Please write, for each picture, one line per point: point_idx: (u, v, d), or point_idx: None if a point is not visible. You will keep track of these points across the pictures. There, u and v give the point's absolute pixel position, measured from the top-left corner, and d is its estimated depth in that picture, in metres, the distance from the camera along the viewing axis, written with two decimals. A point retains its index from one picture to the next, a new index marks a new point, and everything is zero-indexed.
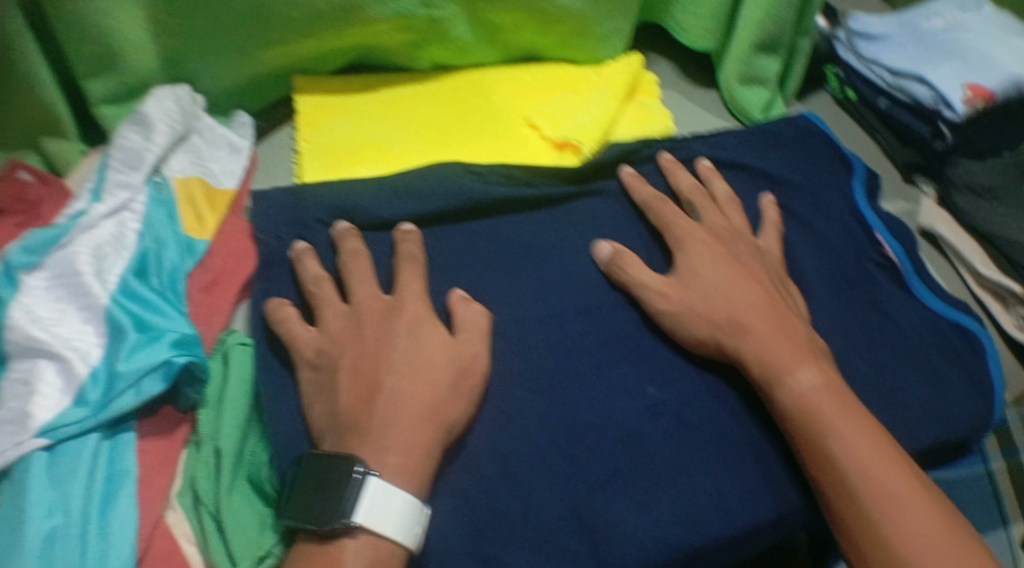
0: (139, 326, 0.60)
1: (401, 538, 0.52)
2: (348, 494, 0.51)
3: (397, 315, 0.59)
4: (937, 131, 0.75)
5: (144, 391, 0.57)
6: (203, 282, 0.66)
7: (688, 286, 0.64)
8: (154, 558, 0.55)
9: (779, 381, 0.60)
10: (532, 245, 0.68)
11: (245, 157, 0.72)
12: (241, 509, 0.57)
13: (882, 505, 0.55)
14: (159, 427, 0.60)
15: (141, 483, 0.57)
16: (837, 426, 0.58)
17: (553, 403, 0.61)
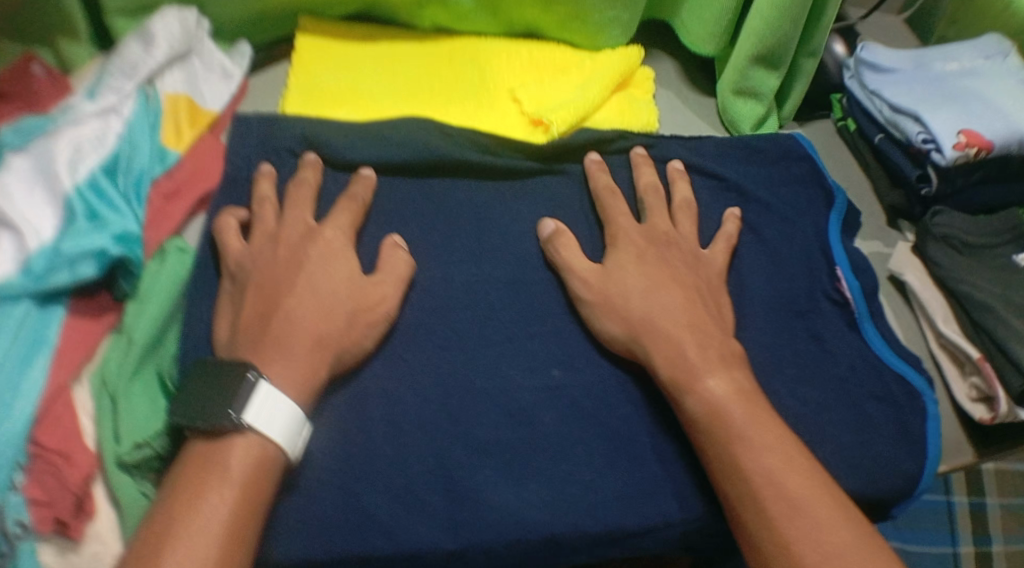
0: (90, 215, 0.63)
1: (283, 444, 0.55)
2: (238, 391, 0.55)
3: (313, 240, 0.62)
4: (924, 174, 0.73)
5: (77, 274, 0.60)
6: (168, 190, 0.68)
7: (611, 278, 0.63)
8: (49, 423, 0.58)
9: (691, 388, 0.59)
10: (480, 211, 0.67)
11: (235, 84, 0.76)
12: (137, 397, 0.60)
13: (795, 526, 0.54)
14: (86, 310, 0.63)
15: (55, 354, 0.60)
16: (746, 442, 0.57)
17: (454, 363, 0.61)
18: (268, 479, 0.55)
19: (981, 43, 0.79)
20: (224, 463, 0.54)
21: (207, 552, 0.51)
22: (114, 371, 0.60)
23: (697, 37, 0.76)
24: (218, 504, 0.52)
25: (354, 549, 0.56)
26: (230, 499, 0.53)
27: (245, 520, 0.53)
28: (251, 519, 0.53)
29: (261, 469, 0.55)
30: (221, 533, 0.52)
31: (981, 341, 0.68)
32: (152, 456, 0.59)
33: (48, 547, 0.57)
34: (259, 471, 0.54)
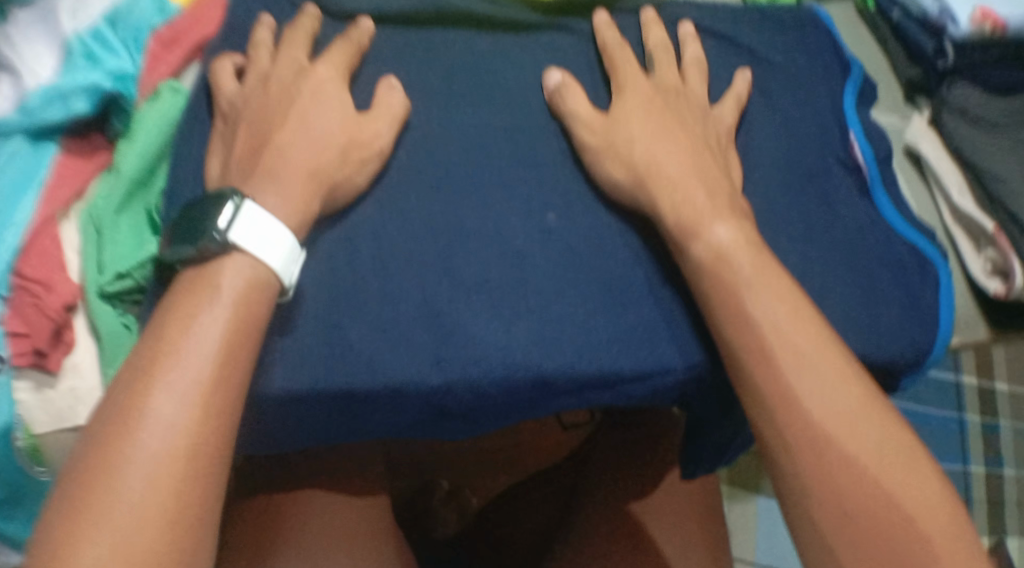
0: (88, 55, 0.63)
1: (278, 266, 0.54)
2: (222, 212, 0.54)
3: (305, 78, 0.59)
4: (940, 47, 0.69)
5: (70, 108, 0.61)
6: (166, 37, 0.66)
7: (616, 125, 0.60)
8: (31, 254, 0.58)
9: (697, 234, 0.57)
10: (482, 61, 0.65)
11: None
12: (123, 231, 0.59)
13: (805, 380, 0.55)
14: (78, 146, 0.63)
15: (43, 190, 0.60)
16: (750, 290, 0.56)
17: (447, 203, 0.59)
18: (263, 298, 0.54)
19: None
20: (217, 283, 0.53)
21: (207, 371, 0.52)
22: (101, 205, 0.59)
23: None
24: (215, 324, 0.52)
25: (340, 381, 0.54)
26: (225, 317, 0.53)
27: (246, 336, 0.53)
28: (251, 335, 0.53)
29: (253, 290, 0.54)
30: (217, 354, 0.52)
31: (995, 213, 0.65)
32: (135, 288, 0.58)
33: (24, 382, 0.57)
34: (256, 291, 0.54)
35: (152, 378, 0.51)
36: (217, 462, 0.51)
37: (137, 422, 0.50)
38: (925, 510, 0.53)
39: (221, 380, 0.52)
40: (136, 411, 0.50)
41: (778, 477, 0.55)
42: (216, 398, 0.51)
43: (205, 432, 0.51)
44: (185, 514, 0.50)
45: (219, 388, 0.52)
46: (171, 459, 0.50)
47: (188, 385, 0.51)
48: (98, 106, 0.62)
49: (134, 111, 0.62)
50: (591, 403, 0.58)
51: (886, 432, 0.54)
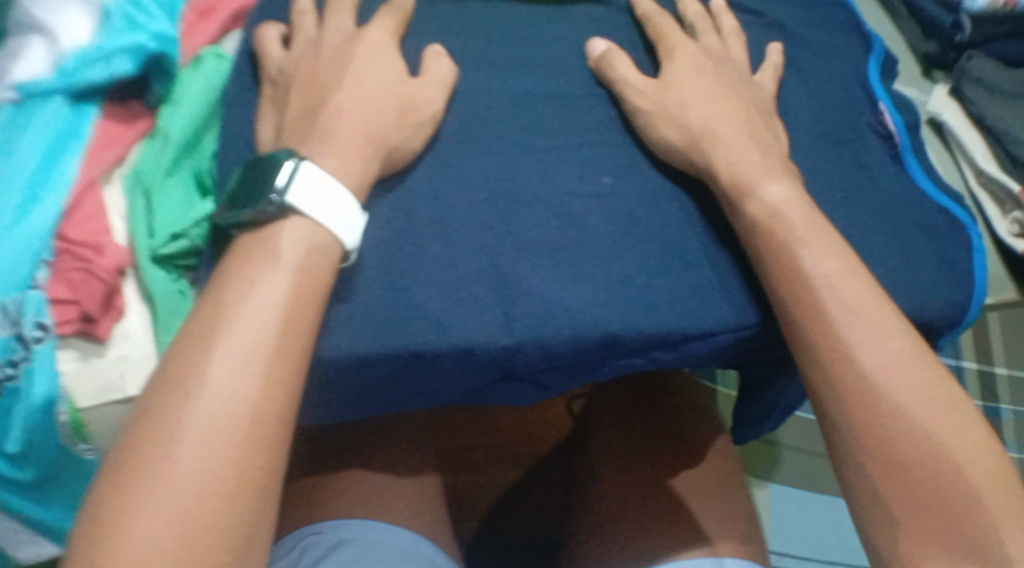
0: (126, 18, 0.64)
1: (332, 230, 0.52)
2: (280, 174, 0.52)
3: (358, 44, 0.59)
4: (955, 23, 0.78)
5: (113, 68, 0.62)
6: (201, 7, 0.67)
7: (668, 89, 0.61)
8: (79, 218, 0.60)
9: (751, 190, 0.57)
10: (525, 32, 0.65)
11: None
12: (172, 194, 0.61)
13: (856, 326, 0.54)
14: (120, 115, 0.64)
15: (86, 151, 0.61)
16: (806, 240, 0.56)
17: (501, 166, 0.59)
18: (324, 265, 0.52)
19: None
20: (275, 248, 0.51)
21: (263, 340, 0.49)
22: (149, 169, 0.61)
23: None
24: (271, 290, 0.50)
25: (409, 343, 0.54)
26: (284, 284, 0.50)
27: (304, 305, 0.50)
28: (309, 305, 0.51)
29: (313, 254, 0.52)
30: (278, 323, 0.49)
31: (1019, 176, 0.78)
32: (189, 249, 0.59)
33: (69, 352, 0.59)
34: (313, 259, 0.52)
35: (206, 345, 0.48)
36: (280, 435, 0.48)
37: (185, 393, 0.47)
38: (986, 475, 0.52)
39: (275, 352, 0.49)
40: (188, 380, 0.47)
41: (837, 438, 0.55)
42: (272, 370, 0.48)
43: (259, 406, 0.48)
44: (224, 497, 0.46)
45: (276, 360, 0.49)
46: (223, 432, 0.47)
47: (243, 354, 0.48)
48: (141, 66, 0.62)
49: (177, 76, 0.64)
50: (656, 363, 0.59)
51: (945, 397, 0.53)
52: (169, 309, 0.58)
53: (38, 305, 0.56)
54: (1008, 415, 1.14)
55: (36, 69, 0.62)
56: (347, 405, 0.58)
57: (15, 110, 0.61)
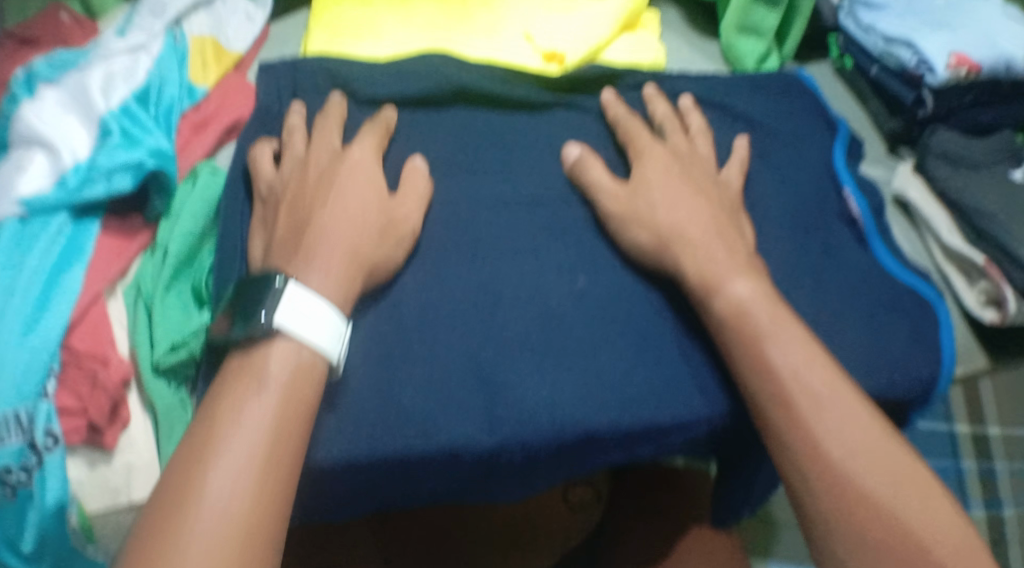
0: (124, 135, 0.67)
1: (317, 345, 0.55)
2: (270, 295, 0.55)
3: (345, 164, 0.63)
4: (920, 97, 0.76)
5: (113, 186, 0.65)
6: (195, 122, 0.72)
7: (638, 192, 0.65)
8: (83, 330, 0.64)
9: (719, 288, 0.60)
10: (502, 140, 0.70)
11: (258, 27, 0.77)
12: (173, 308, 0.65)
13: (822, 419, 0.55)
14: (120, 231, 0.68)
15: (88, 267, 0.65)
16: (774, 337, 0.58)
17: (481, 272, 0.64)
18: (312, 381, 0.55)
19: None
20: (265, 368, 0.54)
21: (259, 458, 0.51)
22: (150, 286, 0.66)
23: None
24: (260, 413, 0.53)
25: (397, 448, 0.57)
26: (270, 408, 0.53)
27: (291, 423, 0.53)
28: (298, 421, 0.54)
29: (300, 373, 0.55)
30: (267, 442, 0.52)
31: (985, 246, 0.71)
32: (188, 359, 0.63)
33: (77, 460, 0.62)
34: (301, 373, 0.55)
35: (202, 459, 0.51)
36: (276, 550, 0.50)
37: (181, 506, 0.50)
38: (953, 556, 0.52)
39: (266, 467, 0.51)
40: (184, 495, 0.50)
41: (808, 521, 0.55)
42: (264, 482, 0.51)
43: (250, 520, 0.50)
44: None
45: (269, 475, 0.51)
46: (230, 549, 0.49)
47: (237, 469, 0.51)
48: (140, 183, 0.66)
49: (176, 193, 0.68)
50: (636, 454, 0.63)
51: (919, 484, 0.54)
52: (172, 419, 0.63)
53: (49, 416, 0.60)
54: (1003, 475, 1.15)
55: (39, 183, 0.66)
56: (341, 504, 0.61)
57: (21, 225, 0.65)
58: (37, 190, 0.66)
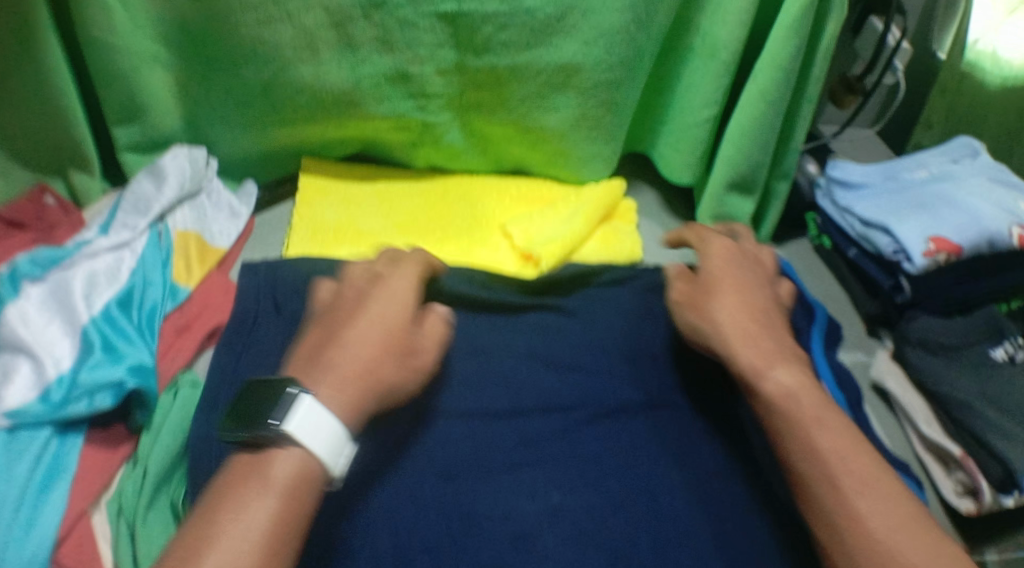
0: (105, 348, 0.67)
1: (323, 458, 0.53)
2: (279, 401, 0.53)
3: (380, 285, 0.62)
4: (897, 283, 0.77)
5: (94, 404, 0.65)
6: (178, 324, 0.72)
7: (705, 290, 0.65)
8: (71, 546, 0.62)
9: (761, 375, 0.60)
10: (479, 346, 0.70)
11: (242, 222, 0.80)
12: (154, 526, 0.64)
13: (869, 504, 0.53)
14: (104, 440, 0.67)
15: (74, 483, 0.64)
16: (821, 435, 0.56)
17: (456, 493, 0.62)
18: (311, 491, 0.52)
19: (949, 148, 0.85)
20: (260, 475, 0.51)
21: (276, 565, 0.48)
22: (131, 504, 0.64)
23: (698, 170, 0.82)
24: (256, 516, 0.49)
25: None
26: (270, 512, 0.50)
27: (282, 535, 0.50)
28: (289, 536, 0.50)
29: (302, 484, 0.52)
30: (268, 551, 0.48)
31: (961, 437, 0.71)
32: None
33: None
34: (296, 483, 0.51)
35: (185, 559, 0.47)
36: None
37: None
38: None
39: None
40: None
41: None
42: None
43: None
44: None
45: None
46: None
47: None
48: (120, 400, 0.65)
49: (156, 405, 0.68)
50: None
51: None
52: None
53: None
54: None
55: (21, 394, 0.65)
56: None
57: (5, 439, 0.64)
58: (20, 403, 0.65)
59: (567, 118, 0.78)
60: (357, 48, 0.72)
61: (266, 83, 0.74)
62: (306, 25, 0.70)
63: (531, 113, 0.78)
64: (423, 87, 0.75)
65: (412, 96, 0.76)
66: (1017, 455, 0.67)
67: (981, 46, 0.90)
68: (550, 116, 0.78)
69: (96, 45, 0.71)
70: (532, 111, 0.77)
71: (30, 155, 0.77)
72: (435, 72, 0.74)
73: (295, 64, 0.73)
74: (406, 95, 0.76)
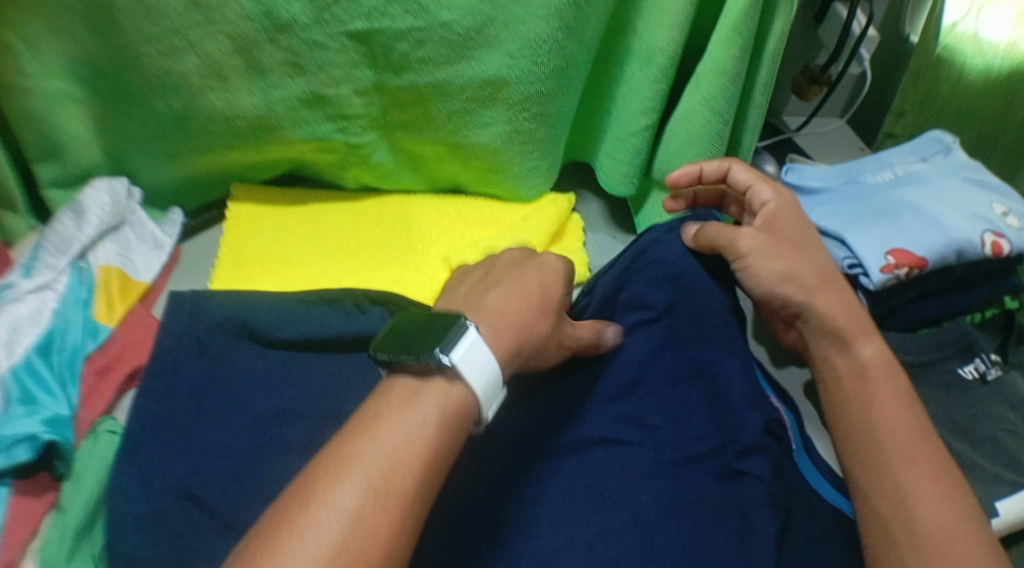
0: (23, 399, 0.66)
1: (479, 398, 0.54)
2: (449, 335, 0.53)
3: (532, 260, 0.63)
4: (854, 299, 0.72)
5: (12, 458, 0.62)
6: (99, 366, 0.71)
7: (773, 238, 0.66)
8: None
9: (847, 347, 0.64)
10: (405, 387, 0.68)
11: (166, 254, 0.78)
12: None
13: (912, 474, 0.59)
14: (31, 488, 0.65)
15: (1, 537, 0.62)
16: (882, 399, 0.62)
17: None
18: (461, 427, 0.53)
19: (919, 145, 0.79)
20: (412, 408, 0.51)
21: (400, 497, 0.48)
22: (52, 559, 0.62)
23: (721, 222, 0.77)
24: (393, 442, 0.50)
25: None
26: (420, 441, 0.50)
27: (436, 465, 0.50)
28: (443, 466, 0.51)
29: (452, 420, 0.52)
30: (407, 477, 0.49)
31: None
32: None
33: None
34: (453, 418, 0.52)
35: (335, 474, 0.48)
36: None
37: (312, 508, 0.47)
38: None
39: (406, 499, 0.48)
40: (310, 501, 0.47)
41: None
42: (398, 519, 0.48)
43: (376, 530, 0.47)
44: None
45: (401, 511, 0.48)
46: None
47: (373, 486, 0.48)
48: (38, 452, 0.63)
49: (75, 453, 0.67)
50: None
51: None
52: None
53: None
54: None
55: None
56: None
57: None
58: None
59: (498, 135, 0.74)
60: (267, 73, 0.70)
61: (179, 113, 0.72)
62: (211, 53, 0.68)
63: (459, 131, 0.74)
64: (342, 108, 0.73)
65: (331, 118, 0.74)
66: (981, 489, 0.66)
67: (961, 29, 0.86)
68: (481, 132, 0.74)
69: (1, 84, 0.68)
70: (460, 128, 0.74)
71: None
72: (352, 93, 0.72)
73: (205, 92, 0.71)
74: (323, 117, 0.74)
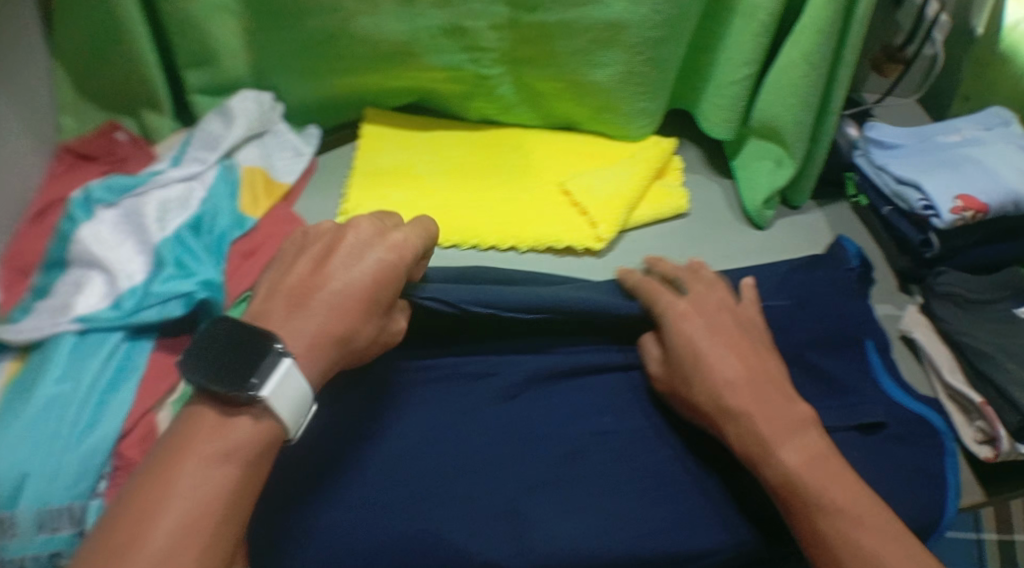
0: (177, 264, 0.73)
1: (287, 422, 0.55)
2: (263, 364, 0.54)
3: (382, 239, 0.62)
4: (926, 238, 0.82)
5: (166, 311, 0.69)
6: (245, 250, 0.77)
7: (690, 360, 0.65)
8: (133, 439, 0.65)
9: (768, 457, 0.61)
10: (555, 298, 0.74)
11: (305, 161, 0.85)
12: None
13: (863, 534, 0.57)
14: (172, 347, 0.71)
15: (142, 380, 0.67)
16: (797, 463, 0.60)
17: None
18: (264, 453, 0.54)
19: (982, 116, 0.89)
20: (225, 439, 0.53)
21: (204, 531, 0.51)
22: None
23: (776, 173, 0.84)
24: (208, 481, 0.52)
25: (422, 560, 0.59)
26: (227, 478, 0.52)
27: (241, 493, 0.53)
28: (247, 491, 0.53)
29: (260, 448, 0.54)
30: (207, 511, 0.51)
31: (983, 387, 0.74)
32: None
33: None
34: (259, 454, 0.54)
35: (140, 521, 0.50)
36: None
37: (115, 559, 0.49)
38: None
39: (202, 530, 0.50)
40: (114, 553, 0.49)
41: None
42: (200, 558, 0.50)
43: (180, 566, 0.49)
44: None
45: (207, 552, 0.50)
46: None
47: (178, 524, 0.50)
48: (191, 309, 0.70)
49: (225, 317, 0.72)
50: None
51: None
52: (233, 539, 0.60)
53: (99, 511, 0.61)
54: None
55: (96, 303, 0.70)
56: None
57: (77, 339, 0.68)
58: (95, 308, 0.70)
59: (614, 75, 0.82)
60: (415, 2, 0.78)
61: (330, 34, 0.80)
62: None
63: (579, 69, 0.82)
64: (477, 40, 0.81)
65: (466, 49, 0.82)
66: None
67: None
68: (599, 71, 0.82)
69: None
70: (580, 67, 0.82)
71: (103, 102, 0.84)
72: (488, 26, 0.80)
73: (357, 16, 0.79)
74: (460, 48, 0.82)
